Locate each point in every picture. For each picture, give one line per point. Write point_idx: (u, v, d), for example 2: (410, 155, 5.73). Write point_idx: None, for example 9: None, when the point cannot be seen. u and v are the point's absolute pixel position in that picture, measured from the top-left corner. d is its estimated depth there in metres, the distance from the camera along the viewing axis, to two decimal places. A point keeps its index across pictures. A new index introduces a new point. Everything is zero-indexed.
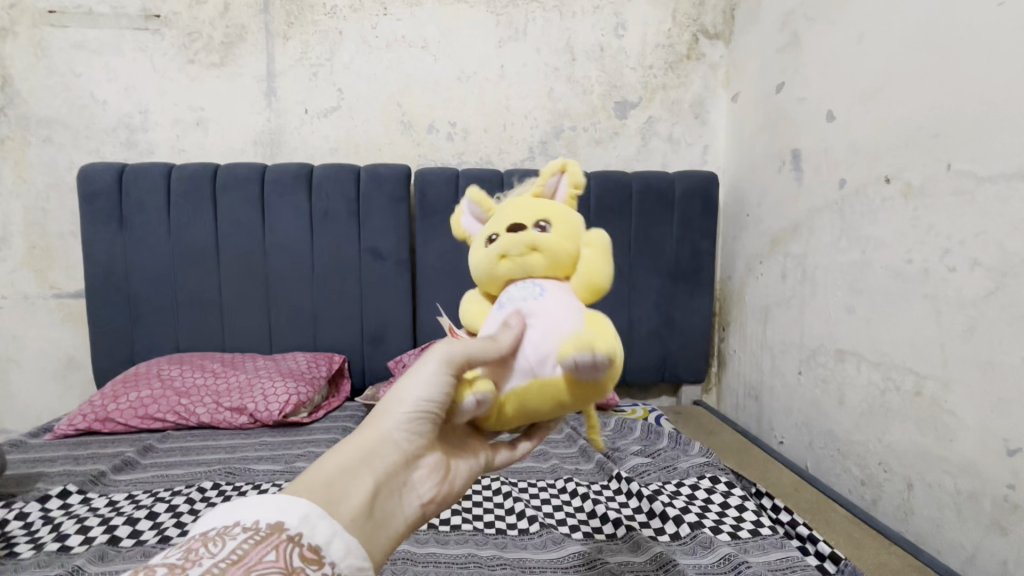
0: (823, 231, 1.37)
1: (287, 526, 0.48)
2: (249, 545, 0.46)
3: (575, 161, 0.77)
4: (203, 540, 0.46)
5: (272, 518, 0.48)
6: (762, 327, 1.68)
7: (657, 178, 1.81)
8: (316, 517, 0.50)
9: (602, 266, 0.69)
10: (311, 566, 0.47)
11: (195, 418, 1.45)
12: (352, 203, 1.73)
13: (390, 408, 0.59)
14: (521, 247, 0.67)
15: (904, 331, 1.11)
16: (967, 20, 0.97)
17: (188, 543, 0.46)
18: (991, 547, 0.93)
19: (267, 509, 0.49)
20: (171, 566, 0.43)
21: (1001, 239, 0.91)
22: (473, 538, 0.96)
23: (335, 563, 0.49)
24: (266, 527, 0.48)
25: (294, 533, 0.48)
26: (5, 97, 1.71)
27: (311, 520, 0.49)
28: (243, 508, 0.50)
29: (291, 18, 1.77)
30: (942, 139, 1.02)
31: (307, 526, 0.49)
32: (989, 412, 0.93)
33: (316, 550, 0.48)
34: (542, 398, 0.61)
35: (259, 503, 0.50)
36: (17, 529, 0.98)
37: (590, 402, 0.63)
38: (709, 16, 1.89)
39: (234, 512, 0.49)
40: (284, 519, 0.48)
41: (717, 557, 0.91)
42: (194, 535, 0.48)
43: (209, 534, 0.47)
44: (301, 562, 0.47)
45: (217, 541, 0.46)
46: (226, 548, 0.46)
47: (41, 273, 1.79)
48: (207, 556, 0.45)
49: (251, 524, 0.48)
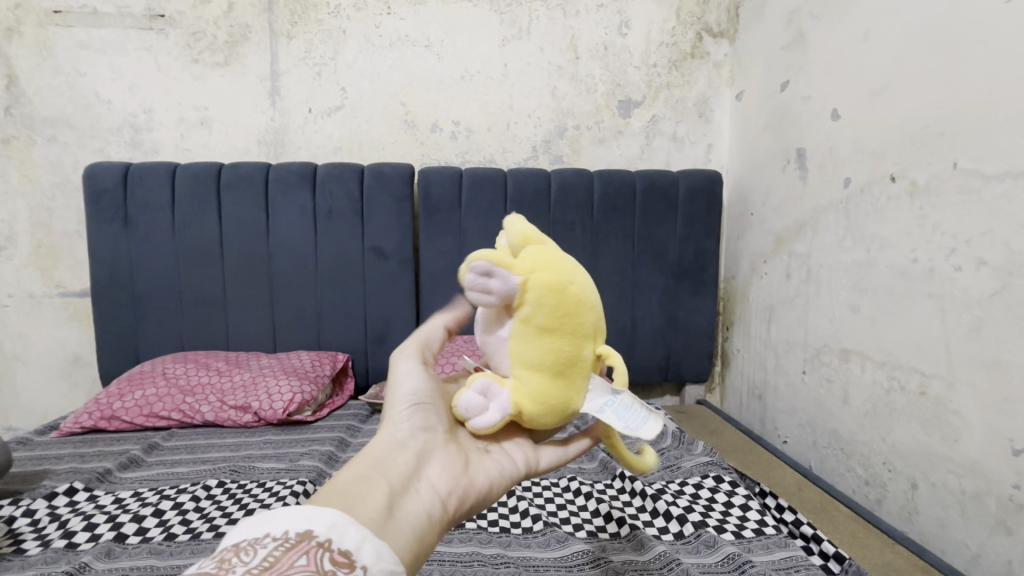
0: (828, 230, 1.36)
1: (316, 533, 0.47)
2: (280, 551, 0.45)
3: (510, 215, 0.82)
4: (235, 550, 0.45)
5: (300, 527, 0.48)
6: (766, 327, 1.67)
7: (661, 177, 1.80)
8: (343, 524, 0.50)
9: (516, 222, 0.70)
10: (343, 569, 0.46)
11: (199, 416, 1.45)
12: (356, 202, 1.73)
13: (391, 415, 0.67)
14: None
15: (909, 330, 1.11)
16: (974, 18, 0.96)
17: (221, 554, 0.45)
18: (997, 547, 0.93)
19: (295, 519, 0.49)
20: (204, 575, 0.42)
21: (1007, 238, 0.91)
22: (477, 537, 0.96)
23: (367, 567, 0.48)
24: (295, 535, 0.47)
25: (323, 539, 0.47)
26: (11, 96, 1.72)
27: (340, 526, 0.49)
28: (269, 519, 0.49)
29: (295, 17, 1.77)
30: (948, 138, 1.02)
31: (336, 533, 0.49)
32: (995, 412, 0.93)
33: (346, 555, 0.47)
34: (523, 346, 0.62)
35: (288, 514, 0.49)
36: (25, 526, 0.99)
37: (565, 307, 0.61)
38: (713, 14, 1.89)
39: (262, 524, 0.48)
40: (313, 527, 0.48)
41: (722, 556, 0.91)
42: (223, 548, 0.46)
43: (240, 545, 0.46)
44: (332, 566, 0.46)
45: (248, 550, 0.45)
46: (257, 556, 0.44)
47: (47, 272, 1.80)
48: (240, 564, 0.43)
49: (280, 534, 0.47)
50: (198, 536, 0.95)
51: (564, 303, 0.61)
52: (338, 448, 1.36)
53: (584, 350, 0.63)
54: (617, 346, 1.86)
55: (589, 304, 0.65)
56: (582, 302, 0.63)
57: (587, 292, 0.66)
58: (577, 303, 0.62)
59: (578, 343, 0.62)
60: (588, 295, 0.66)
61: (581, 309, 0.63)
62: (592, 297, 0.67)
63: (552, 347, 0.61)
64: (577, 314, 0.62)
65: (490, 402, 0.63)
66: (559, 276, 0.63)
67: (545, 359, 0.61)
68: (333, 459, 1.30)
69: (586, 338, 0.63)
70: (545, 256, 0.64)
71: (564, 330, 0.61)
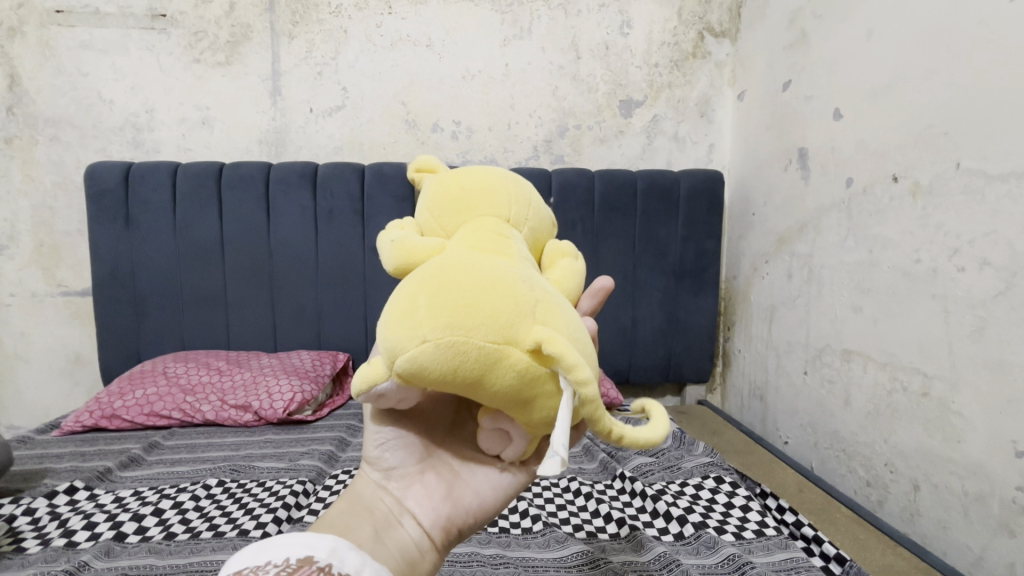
0: (830, 230, 1.36)
1: (316, 558, 0.49)
2: None
3: (416, 160, 0.75)
4: None
5: (301, 553, 0.49)
6: (768, 327, 1.66)
7: (662, 177, 1.80)
8: (344, 549, 0.51)
9: (390, 261, 0.60)
10: None
11: (200, 415, 1.45)
12: (356, 202, 1.73)
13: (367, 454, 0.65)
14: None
15: (912, 330, 1.10)
16: (978, 17, 0.96)
17: None
18: (1000, 549, 0.92)
19: (296, 545, 0.50)
20: None
21: (1011, 239, 0.90)
22: (476, 537, 0.95)
23: None
24: (296, 561, 0.48)
25: (323, 564, 0.49)
26: (14, 96, 1.73)
27: (340, 552, 0.50)
28: (272, 545, 0.50)
29: (296, 17, 1.78)
30: (952, 137, 1.01)
31: (336, 557, 0.50)
32: (997, 413, 0.92)
33: None
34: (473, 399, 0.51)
35: (289, 540, 0.51)
36: (25, 524, 0.99)
37: (449, 364, 0.46)
38: (715, 14, 1.88)
39: (264, 550, 0.50)
40: (313, 552, 0.49)
41: (722, 557, 0.90)
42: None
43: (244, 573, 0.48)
44: None
45: None
46: None
47: (49, 271, 1.81)
48: None
49: (282, 561, 0.48)
50: (198, 535, 0.95)
51: (431, 357, 0.46)
52: (338, 448, 1.36)
53: (516, 368, 0.47)
54: (618, 346, 1.85)
55: (468, 312, 0.46)
56: (451, 332, 0.45)
57: (457, 301, 0.47)
58: (445, 342, 0.45)
59: (499, 373, 0.47)
60: (460, 302, 0.47)
61: (457, 338, 0.45)
62: (472, 291, 0.48)
63: (488, 393, 0.49)
64: (459, 354, 0.46)
65: (513, 441, 0.56)
66: (409, 328, 0.46)
67: (501, 401, 0.50)
68: (333, 459, 1.29)
69: (504, 352, 0.47)
70: (393, 314, 0.50)
71: (475, 380, 0.47)
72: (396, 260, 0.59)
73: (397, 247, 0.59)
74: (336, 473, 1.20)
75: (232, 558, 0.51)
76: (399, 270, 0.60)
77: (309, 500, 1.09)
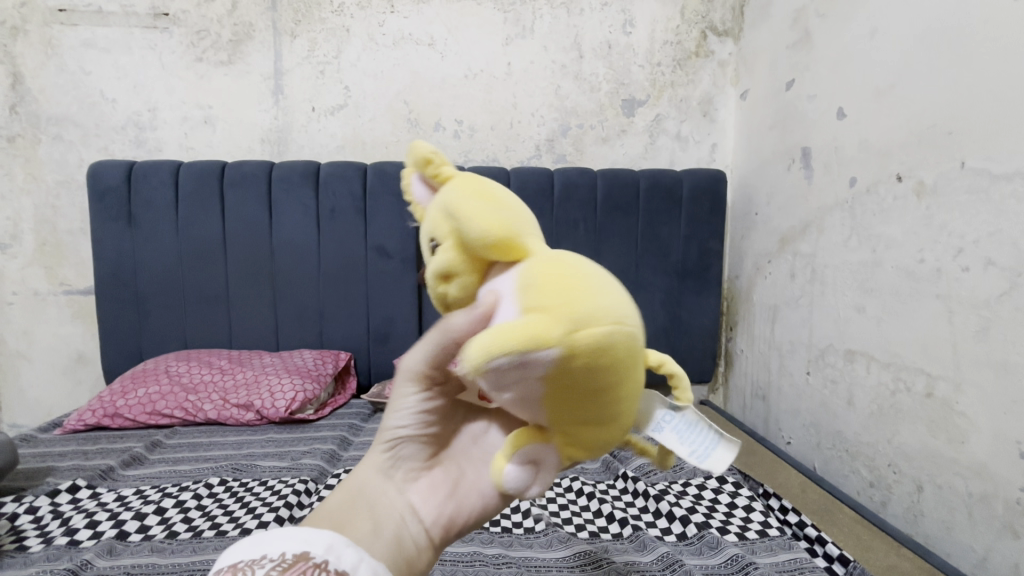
0: (833, 229, 1.36)
1: (312, 554, 0.49)
2: (277, 572, 0.47)
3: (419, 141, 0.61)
4: (233, 571, 0.48)
5: (298, 548, 0.49)
6: (771, 327, 1.66)
7: (664, 176, 1.79)
8: (341, 545, 0.51)
9: (480, 230, 0.50)
10: None
11: (202, 414, 1.45)
12: (358, 200, 1.73)
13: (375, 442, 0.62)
14: (437, 287, 0.55)
15: (915, 330, 1.10)
16: (981, 16, 0.95)
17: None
18: (1004, 550, 0.91)
19: (293, 540, 0.50)
20: None
21: (1016, 238, 0.89)
22: (478, 537, 0.95)
23: None
24: (292, 556, 0.49)
25: (319, 560, 0.49)
26: (16, 95, 1.73)
27: (337, 548, 0.50)
28: (270, 540, 0.51)
29: (298, 15, 1.77)
30: (956, 137, 1.01)
31: (332, 554, 0.50)
32: (1002, 414, 0.92)
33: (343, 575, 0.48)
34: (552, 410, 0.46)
35: (286, 534, 0.51)
36: (27, 523, 0.99)
37: (621, 351, 0.46)
38: (718, 13, 1.87)
39: (262, 544, 0.51)
40: (309, 548, 0.50)
41: (724, 557, 0.90)
42: (223, 569, 0.49)
43: (240, 566, 0.49)
44: None
45: (247, 571, 0.48)
46: None
47: (51, 269, 1.81)
48: None
49: (278, 555, 0.49)
50: (200, 534, 0.95)
51: (618, 337, 0.45)
52: (340, 447, 1.36)
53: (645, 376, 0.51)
54: None
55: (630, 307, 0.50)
56: (629, 319, 0.47)
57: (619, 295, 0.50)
58: (629, 327, 0.47)
59: (637, 375, 0.49)
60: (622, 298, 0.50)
61: (630, 331, 0.47)
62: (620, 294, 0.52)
63: (617, 396, 0.48)
64: (632, 343, 0.47)
65: (543, 469, 0.50)
66: (595, 304, 0.45)
67: (614, 411, 0.49)
68: (334, 458, 1.29)
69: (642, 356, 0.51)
70: (559, 285, 0.45)
71: (625, 377, 0.47)
72: (489, 231, 0.50)
73: (493, 215, 0.51)
74: (338, 472, 1.20)
75: (230, 548, 0.52)
76: (487, 242, 0.50)
77: (310, 499, 1.09)
